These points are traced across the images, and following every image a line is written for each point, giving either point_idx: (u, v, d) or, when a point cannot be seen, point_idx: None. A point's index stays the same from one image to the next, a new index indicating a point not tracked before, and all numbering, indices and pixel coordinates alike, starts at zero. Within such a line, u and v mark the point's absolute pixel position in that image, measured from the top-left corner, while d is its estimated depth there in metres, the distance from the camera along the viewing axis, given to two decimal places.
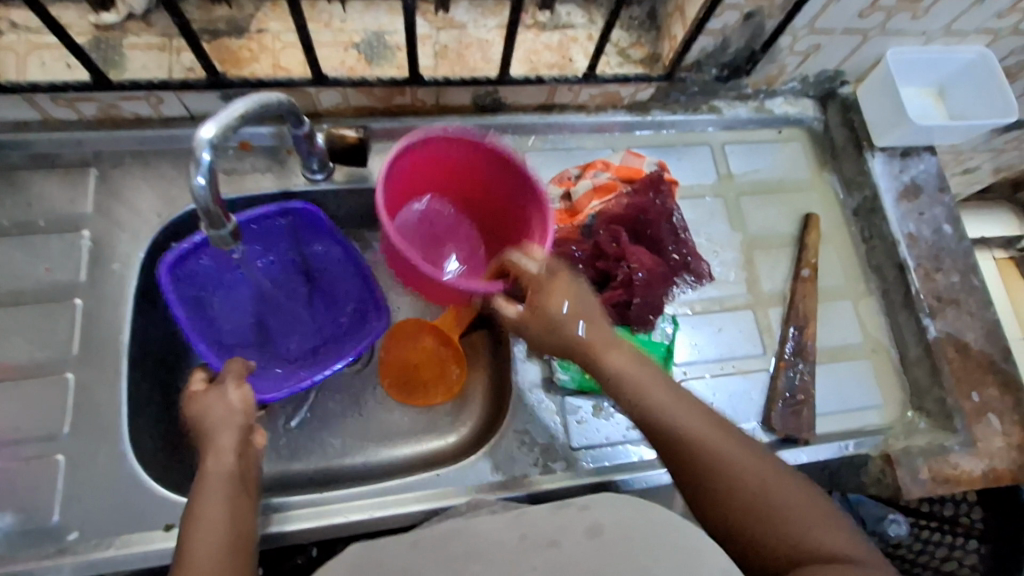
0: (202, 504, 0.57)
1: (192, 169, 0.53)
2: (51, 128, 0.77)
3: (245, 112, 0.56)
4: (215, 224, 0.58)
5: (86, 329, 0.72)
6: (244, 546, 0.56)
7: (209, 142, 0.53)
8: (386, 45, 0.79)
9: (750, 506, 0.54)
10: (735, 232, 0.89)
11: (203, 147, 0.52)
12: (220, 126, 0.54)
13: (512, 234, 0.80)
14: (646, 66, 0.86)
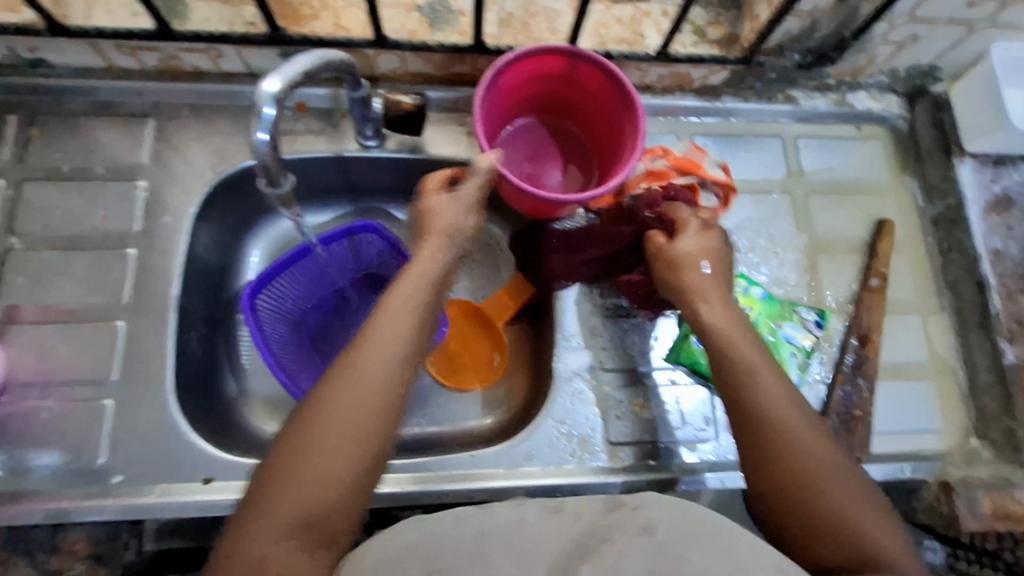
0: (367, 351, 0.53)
1: (253, 125, 0.51)
2: (115, 76, 0.77)
3: (308, 68, 0.54)
4: (274, 184, 0.57)
5: (139, 278, 0.73)
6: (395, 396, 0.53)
7: (272, 96, 0.51)
8: (450, 9, 0.76)
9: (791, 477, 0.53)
10: (800, 233, 0.84)
11: (266, 101, 0.50)
12: (283, 80, 0.52)
13: (608, 151, 0.77)
14: (723, 48, 0.79)
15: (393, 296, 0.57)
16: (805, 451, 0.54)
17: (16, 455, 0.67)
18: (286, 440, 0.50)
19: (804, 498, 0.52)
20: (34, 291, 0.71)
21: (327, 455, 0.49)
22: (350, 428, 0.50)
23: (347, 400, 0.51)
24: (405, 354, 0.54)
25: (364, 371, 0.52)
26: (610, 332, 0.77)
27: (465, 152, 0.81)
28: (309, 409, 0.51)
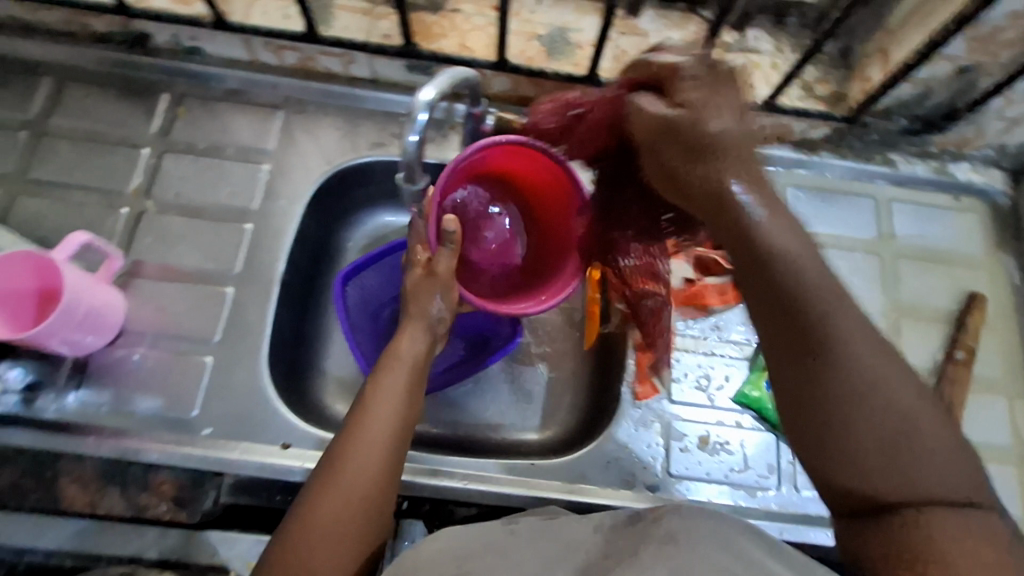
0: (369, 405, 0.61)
1: (407, 128, 0.56)
2: (255, 69, 0.85)
3: (455, 84, 0.60)
4: (411, 181, 0.61)
5: (251, 252, 0.79)
6: (403, 440, 0.61)
7: (427, 104, 0.56)
8: (568, 41, 0.81)
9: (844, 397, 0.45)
10: (885, 296, 0.83)
11: (422, 108, 0.56)
12: (436, 91, 0.57)
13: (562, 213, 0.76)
14: (829, 104, 0.82)
15: (384, 375, 0.64)
16: (868, 378, 0.45)
17: (121, 396, 0.72)
18: (303, 498, 0.56)
19: (867, 434, 0.44)
20: (159, 251, 0.78)
21: (338, 512, 0.54)
22: (361, 486, 0.56)
23: (354, 462, 0.57)
24: (404, 420, 0.62)
25: (370, 433, 0.59)
26: (681, 366, 0.78)
27: None
28: (321, 475, 0.57)
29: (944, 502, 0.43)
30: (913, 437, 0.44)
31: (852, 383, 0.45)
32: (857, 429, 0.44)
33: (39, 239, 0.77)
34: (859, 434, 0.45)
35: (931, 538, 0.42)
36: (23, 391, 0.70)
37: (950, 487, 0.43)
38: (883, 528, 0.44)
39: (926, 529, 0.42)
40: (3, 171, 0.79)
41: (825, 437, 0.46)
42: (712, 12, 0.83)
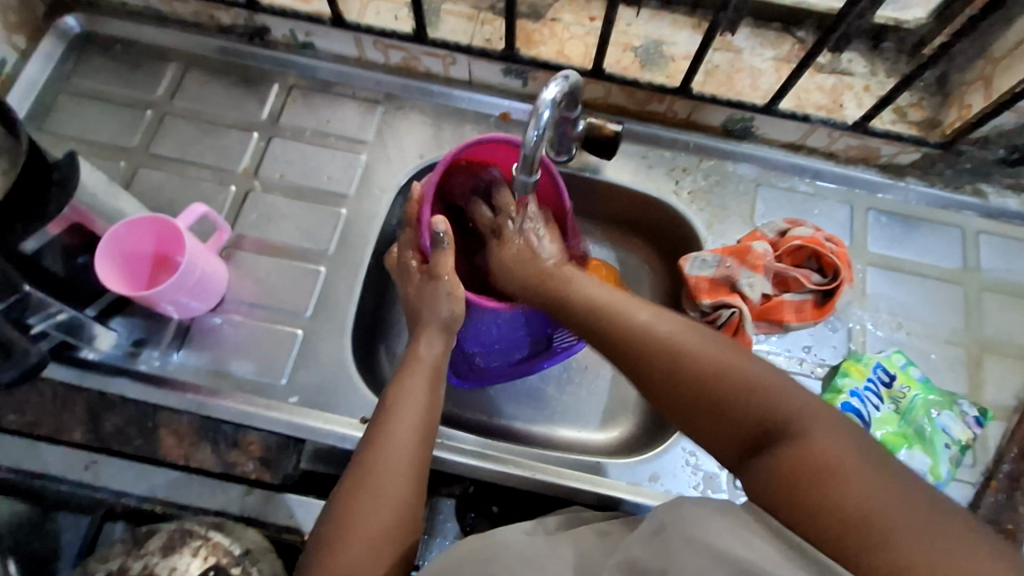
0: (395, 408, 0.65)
1: (530, 122, 0.57)
2: (361, 65, 0.91)
3: (574, 86, 0.60)
4: (526, 172, 0.61)
5: (345, 234, 0.84)
6: (427, 439, 0.64)
7: (552, 102, 0.56)
8: (662, 54, 0.84)
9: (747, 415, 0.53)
10: (968, 328, 0.81)
11: (547, 105, 0.56)
12: (560, 90, 0.58)
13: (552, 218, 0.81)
14: (922, 130, 0.83)
15: (405, 377, 0.68)
16: (660, 338, 0.58)
17: (218, 358, 0.76)
18: (334, 505, 0.60)
19: (725, 404, 0.54)
20: (261, 227, 0.84)
21: (366, 517, 0.58)
22: (384, 491, 0.59)
23: (374, 471, 0.60)
24: (424, 424, 0.65)
25: (389, 443, 0.62)
26: None
27: (643, 182, 0.86)
28: (347, 481, 0.61)
29: (814, 439, 0.49)
30: (734, 390, 0.53)
31: (646, 345, 0.59)
32: (678, 392, 0.56)
33: (157, 208, 0.84)
34: (696, 401, 0.55)
35: (831, 484, 0.46)
36: (130, 346, 0.75)
37: (797, 428, 0.50)
38: (787, 470, 0.48)
39: (836, 474, 0.46)
40: (129, 144, 0.86)
41: (710, 419, 0.54)
42: (807, 33, 0.85)
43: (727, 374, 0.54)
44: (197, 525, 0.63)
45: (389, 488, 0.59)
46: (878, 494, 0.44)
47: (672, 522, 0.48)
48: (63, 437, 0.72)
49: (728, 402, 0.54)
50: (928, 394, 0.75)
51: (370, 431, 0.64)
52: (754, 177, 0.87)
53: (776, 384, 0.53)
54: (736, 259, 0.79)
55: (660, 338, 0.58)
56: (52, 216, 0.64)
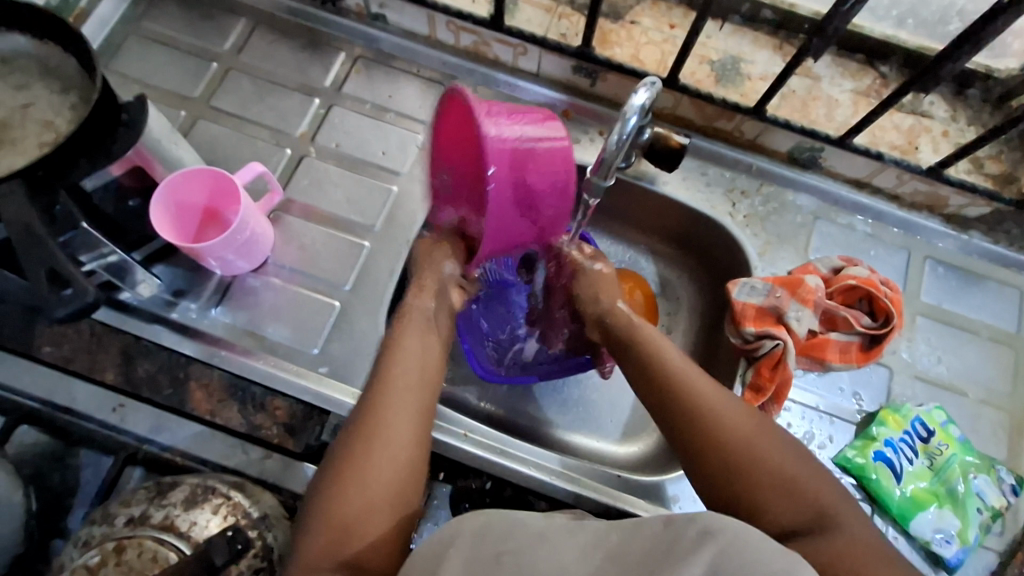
0: (386, 400, 0.62)
1: (616, 126, 0.55)
2: (430, 44, 0.89)
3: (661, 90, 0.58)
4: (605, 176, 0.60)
5: (392, 212, 0.83)
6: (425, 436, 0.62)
7: (641, 107, 0.55)
8: (739, 72, 0.82)
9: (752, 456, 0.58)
10: (1014, 393, 0.78)
11: (636, 111, 0.54)
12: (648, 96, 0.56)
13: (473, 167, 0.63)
14: (997, 184, 0.80)
15: (394, 368, 0.65)
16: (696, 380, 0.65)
17: (255, 320, 0.77)
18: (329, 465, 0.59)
19: (762, 489, 0.57)
20: (310, 194, 0.83)
21: (360, 514, 0.55)
22: (378, 479, 0.57)
23: (380, 442, 0.59)
24: (418, 431, 0.62)
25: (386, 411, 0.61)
26: (788, 415, 0.76)
27: (700, 200, 0.84)
28: (341, 455, 0.59)
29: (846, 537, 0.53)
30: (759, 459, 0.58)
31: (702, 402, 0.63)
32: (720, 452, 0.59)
33: (212, 160, 0.84)
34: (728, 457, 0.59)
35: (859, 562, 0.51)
36: (170, 295, 0.76)
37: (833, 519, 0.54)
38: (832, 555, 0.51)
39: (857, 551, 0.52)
40: (191, 94, 0.86)
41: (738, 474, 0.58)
42: (891, 69, 0.82)
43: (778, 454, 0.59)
44: (220, 484, 0.63)
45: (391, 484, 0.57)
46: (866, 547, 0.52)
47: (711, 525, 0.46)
48: (94, 376, 0.72)
49: (782, 486, 0.57)
50: (966, 455, 0.73)
51: (354, 424, 0.61)
52: (814, 209, 0.85)
53: (813, 478, 0.57)
54: (784, 290, 0.77)
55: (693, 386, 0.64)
56: (117, 155, 0.65)
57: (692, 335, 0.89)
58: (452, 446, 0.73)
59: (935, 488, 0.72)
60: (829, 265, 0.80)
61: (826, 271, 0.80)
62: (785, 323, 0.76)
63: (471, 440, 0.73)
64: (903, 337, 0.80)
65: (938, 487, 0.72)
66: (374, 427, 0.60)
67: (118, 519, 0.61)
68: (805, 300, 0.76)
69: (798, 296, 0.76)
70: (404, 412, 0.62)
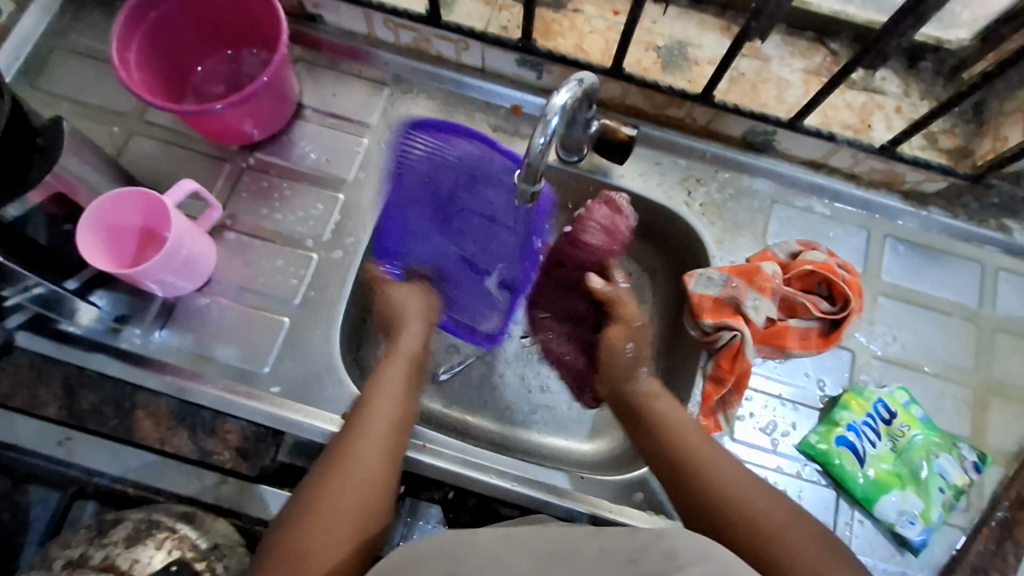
0: (369, 410, 0.65)
1: (535, 130, 0.54)
2: (369, 43, 0.86)
3: (589, 86, 0.57)
4: (529, 181, 0.59)
5: (340, 221, 0.81)
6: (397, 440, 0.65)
7: (561, 108, 0.54)
8: (686, 56, 0.80)
9: (720, 494, 0.61)
10: (977, 369, 0.78)
11: (555, 112, 0.54)
12: (570, 96, 0.55)
13: (212, 13, 0.77)
14: (952, 159, 0.79)
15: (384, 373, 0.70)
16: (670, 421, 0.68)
17: (202, 342, 0.74)
18: (303, 494, 0.58)
19: (732, 525, 0.59)
20: (254, 208, 0.81)
21: (333, 520, 0.56)
22: (353, 487, 0.58)
23: (356, 457, 0.61)
24: (389, 440, 0.64)
25: (363, 442, 0.62)
26: (750, 405, 0.75)
27: (654, 189, 0.83)
28: (326, 464, 0.61)
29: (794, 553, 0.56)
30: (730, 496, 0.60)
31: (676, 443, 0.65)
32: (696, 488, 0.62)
33: (148, 179, 0.81)
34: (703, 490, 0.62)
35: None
36: (113, 322, 0.73)
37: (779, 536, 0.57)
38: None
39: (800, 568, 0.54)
40: (122, 109, 0.83)
41: (707, 505, 0.61)
42: (841, 46, 0.81)
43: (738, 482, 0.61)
44: (166, 517, 0.62)
45: (355, 498, 0.58)
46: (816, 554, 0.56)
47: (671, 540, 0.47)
48: (39, 412, 0.71)
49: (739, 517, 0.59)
50: (929, 435, 0.73)
51: (336, 442, 0.63)
52: (771, 193, 0.83)
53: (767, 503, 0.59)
54: (740, 280, 0.75)
55: (667, 422, 0.67)
56: (32, 183, 0.61)
57: (657, 328, 0.88)
58: (411, 458, 0.71)
59: (897, 469, 0.72)
60: (787, 250, 0.78)
61: (784, 257, 0.78)
62: (742, 313, 0.75)
63: (430, 451, 0.72)
64: (865, 319, 0.79)
65: (901, 468, 0.72)
66: (351, 441, 0.62)
67: (56, 562, 0.60)
68: (760, 290, 0.75)
69: (754, 285, 0.75)
70: (382, 420, 0.64)
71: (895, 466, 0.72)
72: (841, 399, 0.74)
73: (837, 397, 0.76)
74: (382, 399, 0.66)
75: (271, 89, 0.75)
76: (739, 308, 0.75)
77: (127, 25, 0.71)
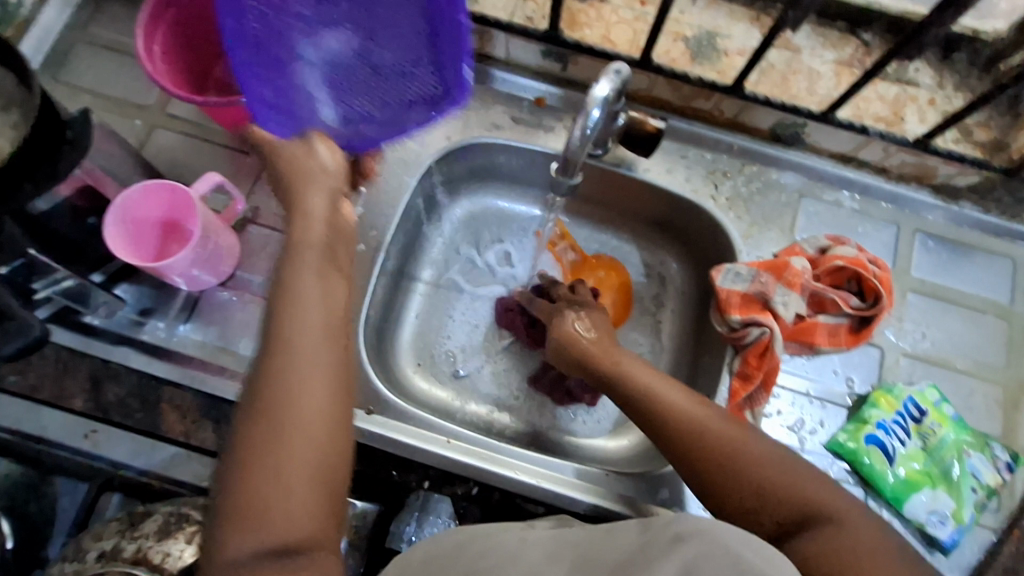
0: (293, 321, 0.52)
1: (578, 122, 0.55)
2: None
3: (631, 75, 0.57)
4: (567, 173, 0.62)
5: (362, 215, 0.80)
6: (336, 356, 0.52)
7: (602, 100, 0.54)
8: (715, 47, 0.78)
9: (723, 455, 0.56)
10: (1008, 367, 0.77)
11: (596, 105, 0.54)
12: (611, 86, 0.55)
13: None
14: (987, 152, 0.77)
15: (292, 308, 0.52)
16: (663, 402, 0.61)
17: (226, 335, 0.74)
18: (236, 446, 0.48)
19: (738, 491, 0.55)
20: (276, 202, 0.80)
21: (281, 465, 0.46)
22: (298, 425, 0.48)
23: (289, 382, 0.49)
24: (328, 356, 0.52)
25: (293, 364, 0.50)
26: (778, 402, 0.74)
27: (680, 183, 0.81)
28: (255, 399, 0.49)
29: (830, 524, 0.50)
30: (733, 465, 0.56)
31: (663, 407, 0.61)
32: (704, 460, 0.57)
33: (170, 172, 0.80)
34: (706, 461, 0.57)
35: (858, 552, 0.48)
36: (135, 315, 0.73)
37: (812, 504, 0.52)
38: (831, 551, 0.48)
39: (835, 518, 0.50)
40: (144, 102, 0.82)
41: (717, 477, 0.56)
42: (873, 37, 0.79)
43: (737, 446, 0.56)
44: (194, 510, 0.62)
45: (307, 432, 0.48)
46: (862, 524, 0.50)
47: (690, 532, 0.44)
48: (64, 404, 0.71)
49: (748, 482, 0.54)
50: (960, 434, 0.72)
51: (258, 371, 0.51)
52: (799, 186, 0.82)
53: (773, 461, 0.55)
54: (767, 276, 0.74)
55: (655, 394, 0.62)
56: (63, 174, 0.60)
57: (681, 324, 0.87)
58: (437, 454, 0.71)
59: (927, 468, 0.71)
60: (814, 246, 0.77)
61: (812, 254, 0.77)
62: (770, 309, 0.74)
63: (454, 447, 0.72)
64: (893, 315, 0.78)
65: (931, 467, 0.71)
66: (277, 365, 0.50)
67: (89, 554, 0.60)
68: (789, 285, 0.74)
69: (783, 280, 0.74)
70: (311, 334, 0.51)
71: (925, 466, 0.71)
72: (870, 398, 0.73)
73: (865, 395, 0.75)
74: (313, 306, 0.53)
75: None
76: (767, 304, 0.74)
77: (151, 17, 0.70)
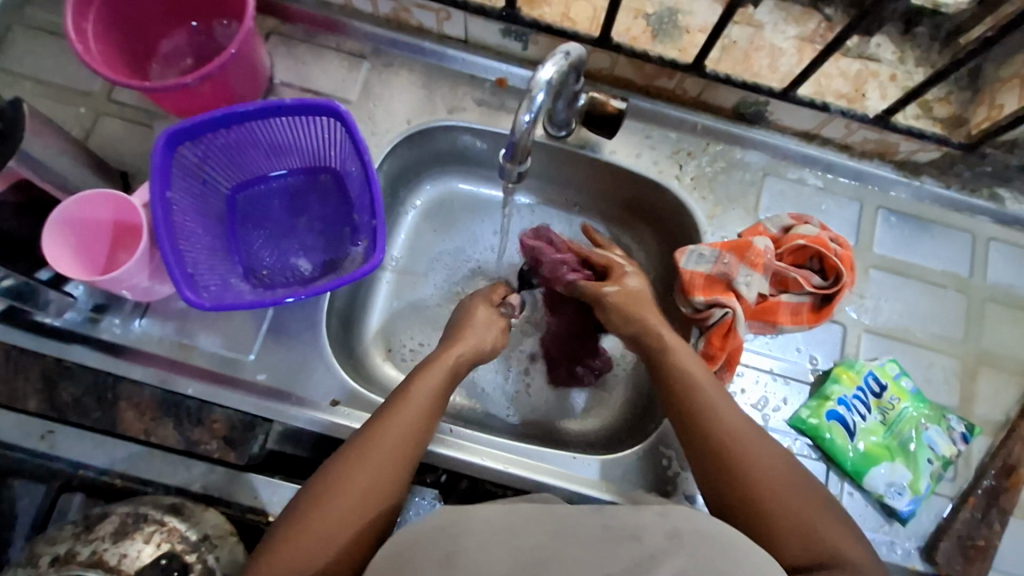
0: (402, 394, 0.62)
1: (522, 106, 0.54)
2: (347, 14, 0.82)
3: (578, 58, 0.57)
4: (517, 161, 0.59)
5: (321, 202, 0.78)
6: (405, 459, 0.58)
7: (546, 83, 0.54)
8: (677, 24, 0.77)
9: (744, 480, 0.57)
10: (966, 339, 0.78)
11: (541, 87, 0.54)
12: (557, 70, 0.55)
13: None
14: (947, 127, 0.78)
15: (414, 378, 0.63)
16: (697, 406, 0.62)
17: (185, 329, 0.71)
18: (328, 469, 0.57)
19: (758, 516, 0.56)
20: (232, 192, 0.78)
21: (354, 503, 0.55)
22: (376, 470, 0.57)
23: (378, 437, 0.58)
24: (415, 423, 0.60)
25: (391, 417, 0.59)
26: (743, 382, 0.75)
27: (645, 164, 0.80)
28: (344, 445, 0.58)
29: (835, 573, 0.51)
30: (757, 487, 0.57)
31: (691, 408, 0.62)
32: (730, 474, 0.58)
33: (119, 162, 0.77)
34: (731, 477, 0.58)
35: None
36: (90, 311, 0.70)
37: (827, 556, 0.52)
38: None
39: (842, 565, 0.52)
40: (88, 89, 0.79)
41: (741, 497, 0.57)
42: (835, 11, 0.78)
43: (760, 474, 0.57)
44: (152, 510, 0.62)
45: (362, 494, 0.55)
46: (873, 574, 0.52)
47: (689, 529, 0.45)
48: (17, 405, 0.69)
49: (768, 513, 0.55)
50: (918, 407, 0.73)
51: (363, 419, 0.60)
52: (764, 165, 0.81)
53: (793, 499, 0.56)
54: (729, 258, 0.74)
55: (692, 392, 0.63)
56: None
57: None
58: None
59: (886, 441, 0.73)
60: (778, 220, 0.77)
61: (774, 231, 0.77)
62: (734, 290, 0.74)
63: None
64: (856, 292, 0.78)
65: (890, 440, 0.73)
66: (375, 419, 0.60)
67: (43, 558, 0.60)
68: (751, 265, 0.73)
69: (746, 261, 0.74)
70: (418, 402, 0.61)
71: (885, 439, 0.73)
72: (834, 375, 0.74)
73: (827, 372, 0.75)
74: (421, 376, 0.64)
75: (238, 63, 0.71)
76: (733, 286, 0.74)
77: None
